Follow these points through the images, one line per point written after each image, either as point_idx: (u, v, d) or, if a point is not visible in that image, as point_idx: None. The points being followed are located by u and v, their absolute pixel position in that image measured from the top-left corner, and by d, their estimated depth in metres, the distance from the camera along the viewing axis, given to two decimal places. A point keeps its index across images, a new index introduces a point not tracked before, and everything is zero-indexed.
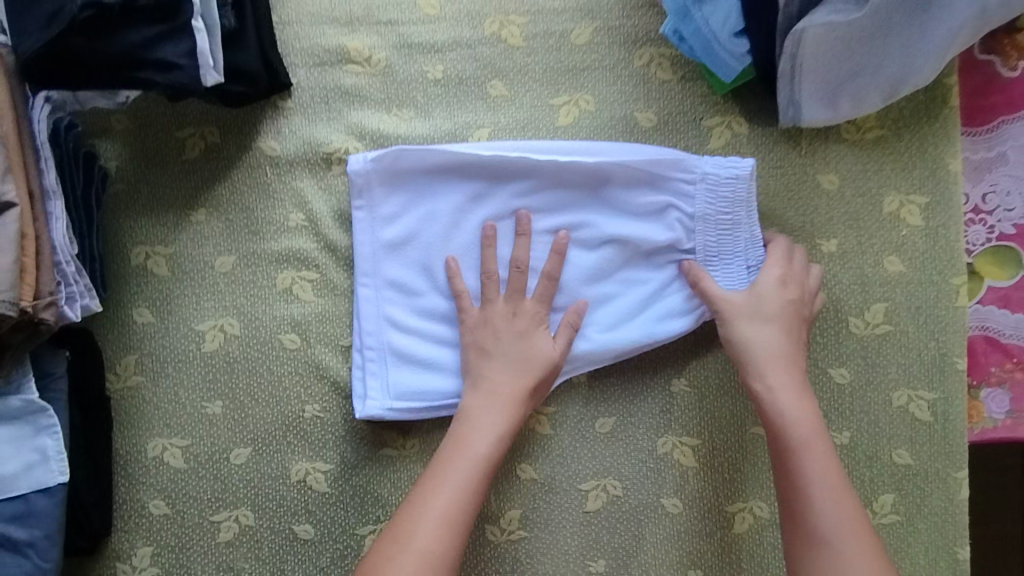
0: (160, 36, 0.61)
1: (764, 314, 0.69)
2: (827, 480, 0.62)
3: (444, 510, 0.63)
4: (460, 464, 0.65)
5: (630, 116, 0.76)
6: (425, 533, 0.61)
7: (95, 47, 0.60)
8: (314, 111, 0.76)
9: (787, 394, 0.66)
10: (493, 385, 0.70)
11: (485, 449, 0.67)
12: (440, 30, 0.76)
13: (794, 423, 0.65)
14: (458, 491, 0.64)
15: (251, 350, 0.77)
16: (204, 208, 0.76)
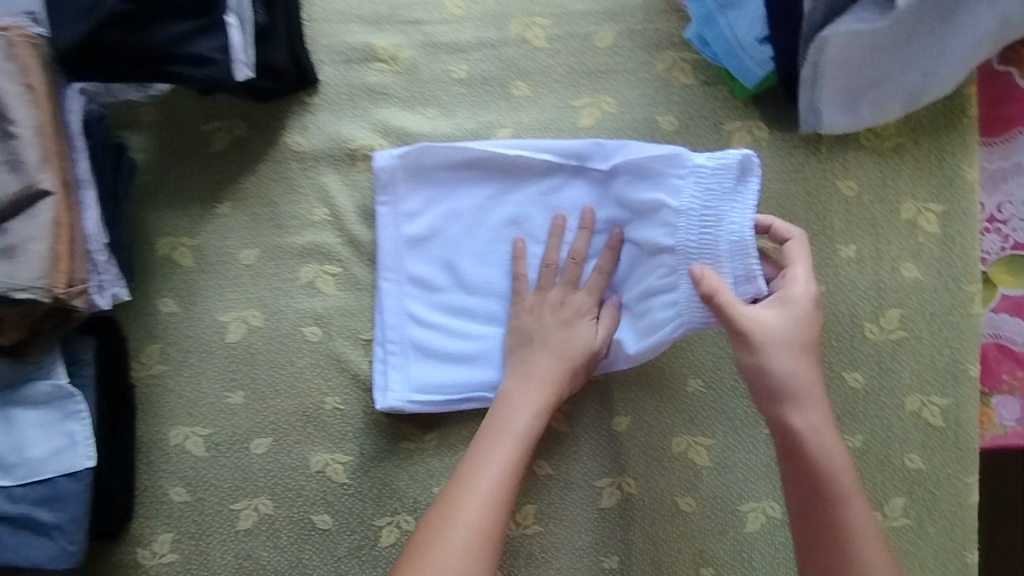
0: (195, 30, 0.62)
1: (797, 342, 0.61)
2: (865, 529, 0.57)
3: (492, 486, 0.61)
4: (506, 443, 0.65)
5: (652, 119, 0.77)
6: (475, 512, 0.59)
7: (131, 40, 0.61)
8: (340, 108, 0.77)
9: (824, 431, 0.59)
10: (536, 370, 0.70)
11: (529, 431, 0.66)
12: (465, 30, 0.77)
13: (831, 465, 0.58)
14: (505, 468, 0.63)
15: (273, 342, 0.78)
16: (229, 201, 0.77)
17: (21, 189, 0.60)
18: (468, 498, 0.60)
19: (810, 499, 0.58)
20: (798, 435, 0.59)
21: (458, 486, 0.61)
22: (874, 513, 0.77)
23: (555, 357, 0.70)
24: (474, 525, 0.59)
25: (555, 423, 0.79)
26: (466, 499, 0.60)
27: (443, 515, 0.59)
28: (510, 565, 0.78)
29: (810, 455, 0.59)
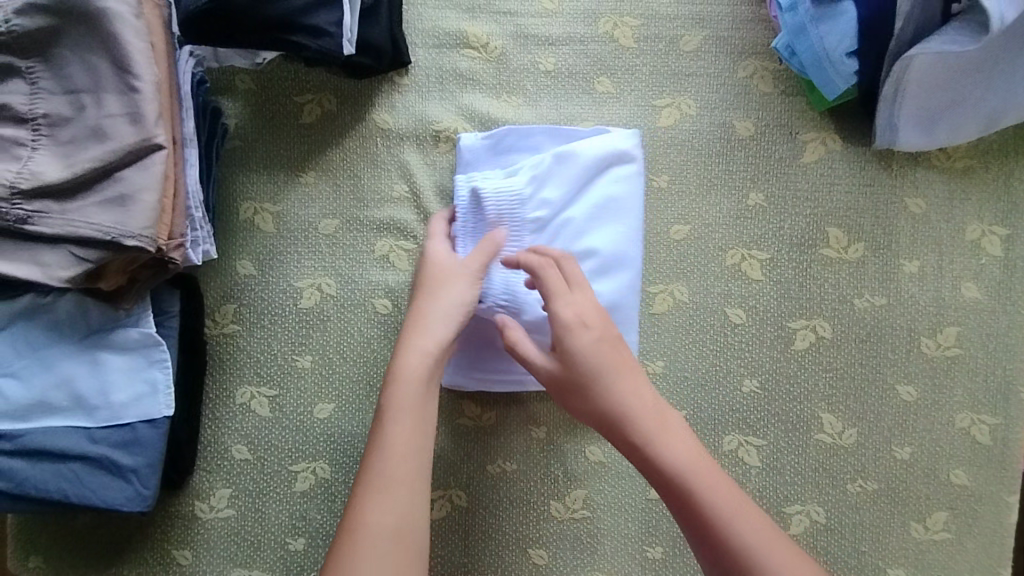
0: (314, 4, 0.66)
1: (600, 356, 0.67)
2: (738, 510, 0.60)
3: (389, 482, 0.61)
4: (394, 428, 0.64)
5: (730, 124, 0.79)
6: (381, 516, 0.60)
7: (255, 7, 0.64)
8: (428, 89, 0.80)
9: (669, 441, 0.64)
10: (417, 347, 0.67)
11: (418, 403, 0.65)
12: (556, 25, 0.80)
13: (685, 470, 0.62)
14: (400, 455, 0.63)
15: (344, 311, 0.80)
16: (314, 171, 0.80)
17: (137, 142, 0.61)
18: (367, 506, 0.60)
19: (685, 513, 0.62)
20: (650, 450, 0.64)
21: (358, 496, 0.61)
22: (916, 525, 0.79)
23: (443, 325, 0.68)
24: (377, 528, 0.59)
25: None
26: (366, 507, 0.60)
27: (347, 532, 0.60)
28: (555, 547, 0.79)
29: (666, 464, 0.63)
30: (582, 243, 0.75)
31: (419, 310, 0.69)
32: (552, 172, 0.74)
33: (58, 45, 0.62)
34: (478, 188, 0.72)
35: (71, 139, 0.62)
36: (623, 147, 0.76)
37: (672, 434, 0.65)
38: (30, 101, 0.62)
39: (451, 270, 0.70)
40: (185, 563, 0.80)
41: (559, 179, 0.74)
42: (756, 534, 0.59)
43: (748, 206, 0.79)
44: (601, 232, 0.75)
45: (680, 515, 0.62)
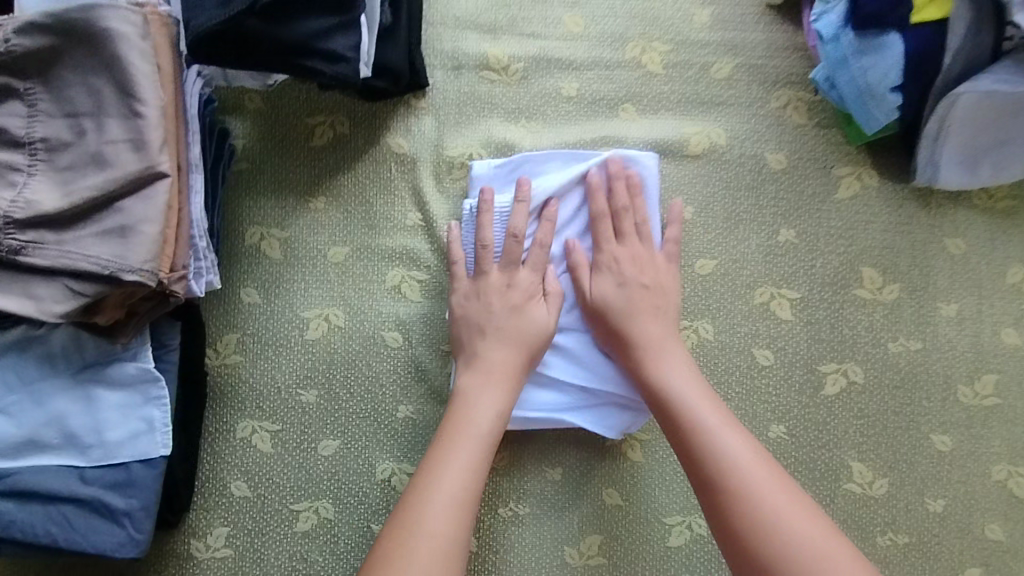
0: (331, 28, 0.62)
1: (623, 290, 0.70)
2: (732, 439, 0.60)
3: (456, 500, 0.59)
4: (468, 451, 0.62)
5: (762, 156, 0.76)
6: (443, 529, 0.57)
7: (268, 30, 0.60)
8: (446, 113, 0.77)
9: (673, 373, 0.66)
10: (483, 362, 0.68)
11: (489, 438, 0.64)
12: (581, 49, 0.77)
13: (682, 390, 0.65)
14: (470, 477, 0.61)
15: (353, 343, 0.77)
16: (324, 197, 0.77)
17: (139, 170, 0.58)
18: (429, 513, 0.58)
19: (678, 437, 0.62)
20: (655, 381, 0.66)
21: (420, 498, 0.59)
22: None
23: (508, 343, 0.68)
24: (436, 545, 0.56)
25: (630, 454, 0.77)
26: (430, 514, 0.57)
27: (405, 532, 0.56)
28: None
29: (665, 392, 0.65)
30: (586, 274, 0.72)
31: (498, 346, 0.68)
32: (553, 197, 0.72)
33: (58, 67, 0.59)
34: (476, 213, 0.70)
35: (70, 165, 0.58)
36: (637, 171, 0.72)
37: (670, 358, 0.67)
38: (27, 125, 0.58)
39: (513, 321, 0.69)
40: None
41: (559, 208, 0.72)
42: (739, 459, 0.59)
43: (778, 243, 0.75)
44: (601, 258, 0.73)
45: (669, 438, 0.64)
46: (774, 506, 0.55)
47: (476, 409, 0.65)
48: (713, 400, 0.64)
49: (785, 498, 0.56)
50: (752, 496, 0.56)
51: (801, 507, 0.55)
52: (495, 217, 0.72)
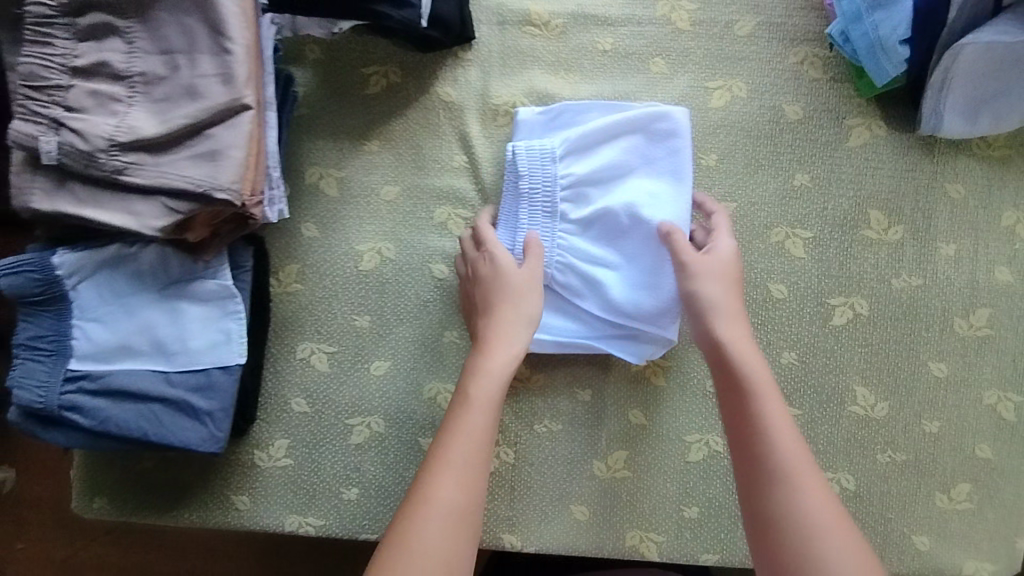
0: None
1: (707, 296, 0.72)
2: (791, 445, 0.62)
3: (468, 463, 0.62)
4: (479, 417, 0.65)
5: (780, 107, 0.83)
6: (456, 495, 0.60)
7: None
8: (490, 65, 0.83)
9: (754, 365, 0.68)
10: (488, 331, 0.72)
11: (497, 401, 0.67)
12: (615, 6, 0.83)
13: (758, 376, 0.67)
14: (482, 440, 0.64)
15: (403, 273, 0.84)
16: (377, 140, 0.84)
17: (227, 101, 0.66)
18: (439, 482, 0.61)
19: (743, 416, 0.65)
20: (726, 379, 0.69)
21: (432, 469, 0.62)
22: (940, 496, 0.82)
23: (506, 308, 0.73)
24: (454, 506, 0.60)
25: (654, 378, 0.85)
26: (440, 482, 0.61)
27: (417, 502, 0.60)
28: (596, 505, 0.83)
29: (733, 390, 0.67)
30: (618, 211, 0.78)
31: (496, 314, 0.72)
32: (591, 140, 0.79)
33: (155, 8, 0.66)
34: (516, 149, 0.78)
35: (165, 96, 0.66)
36: (671, 121, 0.78)
37: (752, 348, 0.69)
38: (126, 60, 0.66)
39: (511, 285, 0.73)
40: (244, 508, 0.85)
41: (596, 150, 0.79)
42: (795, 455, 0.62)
43: (793, 187, 0.83)
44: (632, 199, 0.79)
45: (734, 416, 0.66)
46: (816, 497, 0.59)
47: (483, 373, 0.68)
48: (785, 407, 0.65)
49: (825, 509, 0.58)
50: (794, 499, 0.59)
51: (840, 523, 0.57)
52: (533, 155, 0.78)
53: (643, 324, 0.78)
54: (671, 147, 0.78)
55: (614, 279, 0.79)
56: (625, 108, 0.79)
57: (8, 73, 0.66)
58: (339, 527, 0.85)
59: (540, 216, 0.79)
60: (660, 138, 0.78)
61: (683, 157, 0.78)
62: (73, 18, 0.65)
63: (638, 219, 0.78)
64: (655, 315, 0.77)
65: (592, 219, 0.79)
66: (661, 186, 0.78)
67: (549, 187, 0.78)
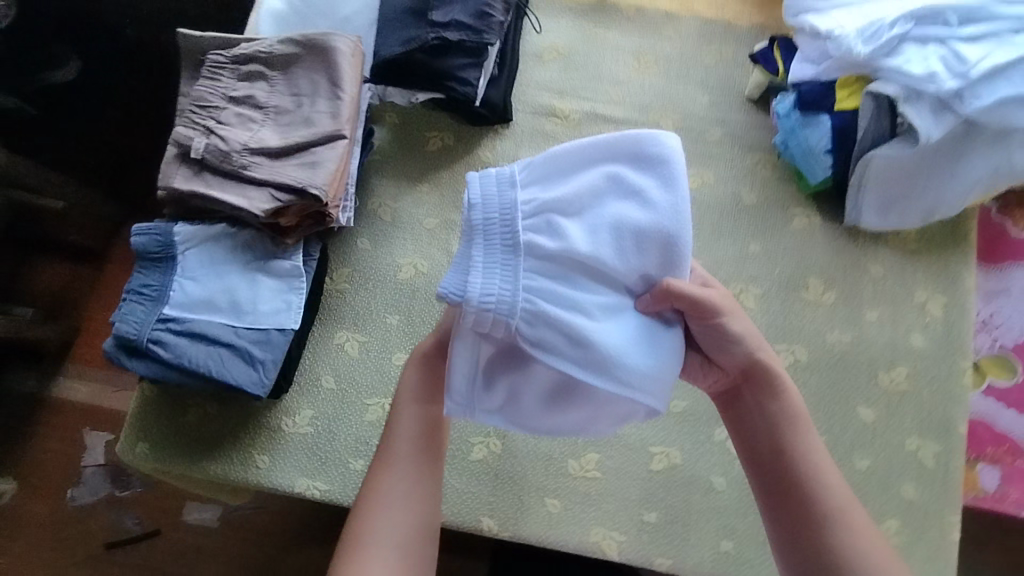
0: (468, 64, 0.96)
1: (755, 347, 0.80)
2: (832, 483, 0.77)
3: (402, 461, 0.81)
4: (407, 420, 0.84)
5: (738, 194, 1.08)
6: (398, 488, 0.80)
7: (429, 62, 0.96)
8: (521, 140, 1.11)
9: (796, 411, 0.80)
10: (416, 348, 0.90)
11: (422, 402, 0.85)
12: (619, 110, 1.11)
13: (801, 422, 0.80)
14: (412, 438, 0.83)
15: (432, 285, 1.05)
16: (428, 183, 1.09)
17: (331, 130, 0.91)
18: (382, 479, 0.80)
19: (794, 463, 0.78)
20: (768, 419, 0.80)
21: (376, 470, 0.81)
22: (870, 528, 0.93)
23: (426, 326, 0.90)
24: (394, 498, 0.79)
25: None
26: (382, 479, 0.80)
27: (367, 497, 0.79)
28: (568, 499, 0.96)
29: (780, 433, 0.79)
30: (598, 248, 0.73)
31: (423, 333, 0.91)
32: (556, 173, 0.76)
33: (293, 65, 0.94)
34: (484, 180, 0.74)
35: (288, 123, 0.92)
36: (659, 147, 0.75)
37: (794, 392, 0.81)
38: (266, 96, 0.93)
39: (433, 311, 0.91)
40: (263, 466, 0.98)
41: (565, 184, 0.76)
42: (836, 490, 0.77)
43: (747, 254, 1.05)
44: (612, 237, 0.74)
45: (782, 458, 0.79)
46: (855, 525, 0.75)
47: (405, 383, 0.86)
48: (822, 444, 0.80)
49: (859, 531, 0.75)
50: (841, 531, 0.75)
51: (875, 547, 0.75)
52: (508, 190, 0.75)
53: (634, 383, 0.72)
54: (660, 175, 0.74)
55: (594, 327, 0.72)
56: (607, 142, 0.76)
57: (181, 96, 0.94)
58: (342, 493, 0.97)
59: (499, 250, 0.73)
60: (647, 167, 0.75)
61: (674, 180, 0.74)
62: (237, 66, 0.93)
63: (615, 253, 0.73)
64: (645, 371, 0.72)
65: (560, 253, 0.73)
66: (644, 221, 0.73)
67: (509, 215, 0.74)
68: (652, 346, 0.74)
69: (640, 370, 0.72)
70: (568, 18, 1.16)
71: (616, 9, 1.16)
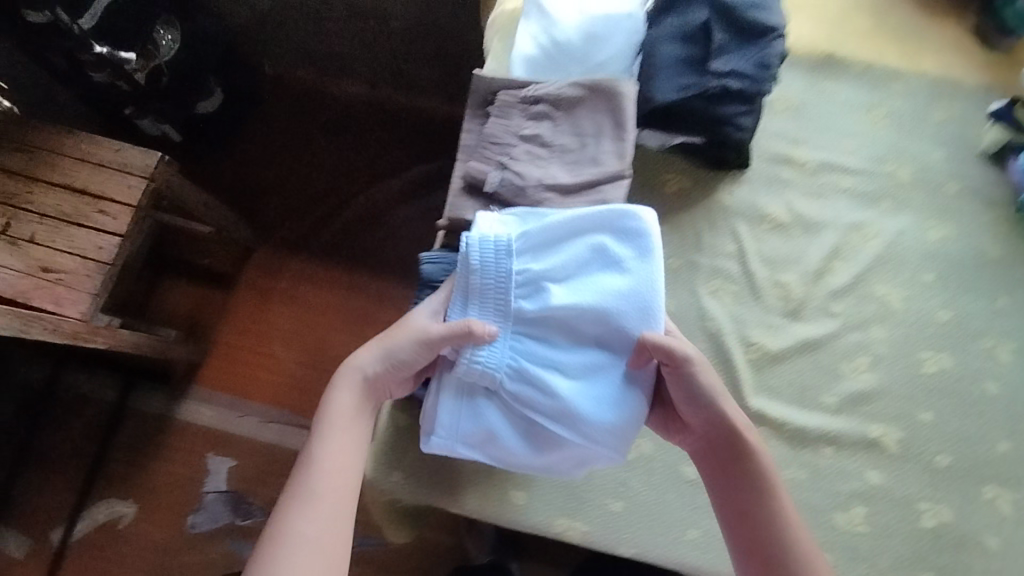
0: (744, 111, 0.99)
1: (727, 412, 0.87)
2: (803, 536, 0.82)
3: (314, 496, 0.82)
4: (326, 449, 0.85)
5: (981, 248, 1.09)
6: (312, 531, 0.80)
7: (707, 107, 0.99)
8: (758, 186, 1.12)
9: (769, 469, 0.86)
10: (348, 372, 0.89)
11: (347, 431, 0.87)
12: (853, 159, 1.13)
13: (775, 482, 0.85)
14: (326, 467, 0.84)
15: (680, 326, 1.05)
16: (668, 224, 1.10)
17: (618, 170, 0.93)
18: (303, 521, 0.80)
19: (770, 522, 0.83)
20: (738, 473, 0.86)
21: (286, 515, 0.81)
22: None
23: (371, 354, 0.89)
24: (301, 539, 0.79)
25: (888, 443, 1.00)
26: (300, 521, 0.80)
27: (279, 540, 0.79)
28: (838, 555, 0.95)
29: (759, 496, 0.84)
30: (581, 307, 0.86)
31: (365, 354, 0.90)
32: (549, 242, 0.88)
33: (578, 106, 0.96)
34: (472, 240, 0.87)
35: (574, 161, 0.94)
36: (639, 223, 0.87)
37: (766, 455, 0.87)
38: (552, 134, 0.95)
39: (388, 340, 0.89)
40: (519, 502, 0.99)
41: (556, 251, 0.89)
42: (811, 547, 0.82)
43: (994, 309, 1.06)
44: (596, 297, 0.86)
45: (744, 513, 0.84)
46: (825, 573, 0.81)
47: (336, 412, 0.87)
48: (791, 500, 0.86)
49: None
50: None
51: None
52: (494, 250, 0.86)
53: (592, 432, 0.84)
54: (639, 246, 0.87)
55: (569, 382, 0.85)
56: (596, 212, 0.89)
57: (473, 132, 0.98)
58: (601, 535, 0.98)
59: (492, 310, 0.87)
60: (629, 238, 0.87)
61: (642, 262, 0.86)
62: (526, 105, 0.96)
63: (595, 315, 0.86)
64: (602, 421, 0.84)
65: (545, 316, 0.87)
66: (625, 284, 0.86)
67: (504, 284, 0.87)
68: (625, 399, 0.85)
69: (600, 422, 0.84)
70: (796, 70, 1.18)
71: (844, 64, 1.18)
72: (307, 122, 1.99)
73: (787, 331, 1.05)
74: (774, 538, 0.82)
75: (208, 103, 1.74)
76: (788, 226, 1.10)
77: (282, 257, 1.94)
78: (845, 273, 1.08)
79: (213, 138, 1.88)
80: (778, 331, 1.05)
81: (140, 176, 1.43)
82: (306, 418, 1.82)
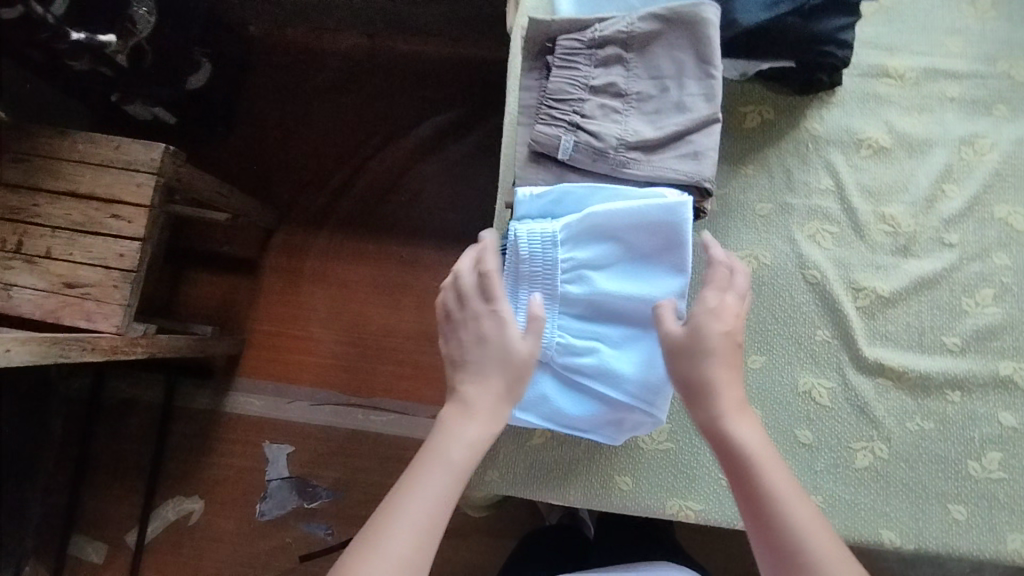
0: (849, 25, 0.89)
1: (706, 382, 0.74)
2: (805, 517, 0.67)
3: (415, 522, 0.66)
4: (443, 466, 0.70)
5: None
6: (400, 556, 0.64)
7: (805, 26, 0.87)
8: (853, 108, 0.98)
9: (756, 443, 0.71)
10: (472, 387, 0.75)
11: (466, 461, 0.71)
12: (960, 63, 0.98)
13: (765, 458, 0.71)
14: (440, 490, 0.69)
15: (779, 277, 0.95)
16: (753, 165, 0.98)
17: (709, 114, 0.80)
18: (394, 542, 0.65)
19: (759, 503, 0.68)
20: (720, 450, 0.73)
21: (383, 519, 0.66)
22: None
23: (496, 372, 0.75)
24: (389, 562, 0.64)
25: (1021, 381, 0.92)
26: (391, 541, 0.65)
27: (367, 552, 0.64)
28: (974, 505, 0.89)
29: (744, 473, 0.70)
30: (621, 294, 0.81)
31: (489, 371, 0.75)
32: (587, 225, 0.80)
33: (653, 44, 0.83)
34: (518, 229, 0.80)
35: (655, 109, 0.81)
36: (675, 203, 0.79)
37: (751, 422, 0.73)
38: (627, 82, 0.82)
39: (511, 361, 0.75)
40: (626, 488, 0.92)
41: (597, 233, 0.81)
42: (815, 530, 0.66)
43: None
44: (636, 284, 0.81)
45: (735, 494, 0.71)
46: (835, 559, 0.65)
47: (458, 431, 0.72)
48: (790, 475, 0.71)
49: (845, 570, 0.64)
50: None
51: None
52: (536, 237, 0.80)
53: (644, 398, 0.81)
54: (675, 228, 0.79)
55: (615, 365, 0.81)
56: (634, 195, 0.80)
57: (534, 90, 0.85)
58: (719, 513, 0.92)
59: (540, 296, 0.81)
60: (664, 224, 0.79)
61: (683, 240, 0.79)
62: (594, 49, 0.82)
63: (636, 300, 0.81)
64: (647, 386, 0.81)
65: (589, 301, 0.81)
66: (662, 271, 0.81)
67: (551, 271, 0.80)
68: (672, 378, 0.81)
69: (647, 402, 0.81)
70: None
71: None
72: (307, 87, 1.79)
73: (899, 270, 0.95)
74: (764, 520, 0.68)
75: (197, 77, 1.54)
76: (890, 150, 0.97)
77: (304, 234, 1.76)
78: (959, 196, 0.96)
79: (214, 115, 1.67)
80: (888, 271, 0.95)
81: (147, 173, 1.25)
82: (357, 397, 1.68)
